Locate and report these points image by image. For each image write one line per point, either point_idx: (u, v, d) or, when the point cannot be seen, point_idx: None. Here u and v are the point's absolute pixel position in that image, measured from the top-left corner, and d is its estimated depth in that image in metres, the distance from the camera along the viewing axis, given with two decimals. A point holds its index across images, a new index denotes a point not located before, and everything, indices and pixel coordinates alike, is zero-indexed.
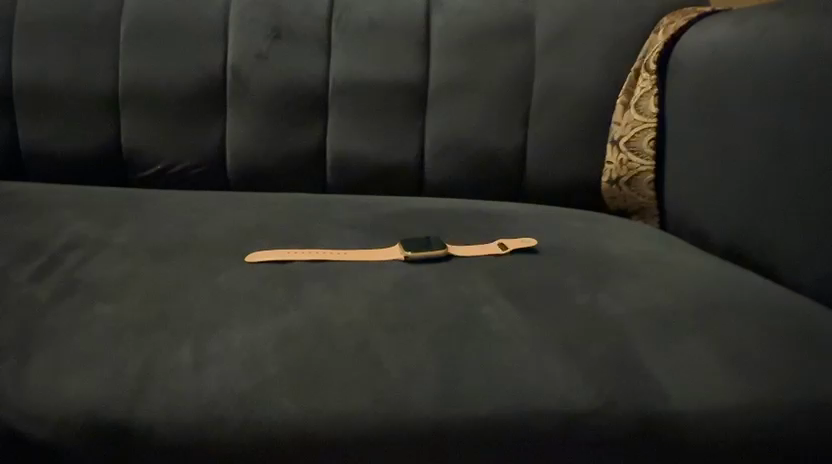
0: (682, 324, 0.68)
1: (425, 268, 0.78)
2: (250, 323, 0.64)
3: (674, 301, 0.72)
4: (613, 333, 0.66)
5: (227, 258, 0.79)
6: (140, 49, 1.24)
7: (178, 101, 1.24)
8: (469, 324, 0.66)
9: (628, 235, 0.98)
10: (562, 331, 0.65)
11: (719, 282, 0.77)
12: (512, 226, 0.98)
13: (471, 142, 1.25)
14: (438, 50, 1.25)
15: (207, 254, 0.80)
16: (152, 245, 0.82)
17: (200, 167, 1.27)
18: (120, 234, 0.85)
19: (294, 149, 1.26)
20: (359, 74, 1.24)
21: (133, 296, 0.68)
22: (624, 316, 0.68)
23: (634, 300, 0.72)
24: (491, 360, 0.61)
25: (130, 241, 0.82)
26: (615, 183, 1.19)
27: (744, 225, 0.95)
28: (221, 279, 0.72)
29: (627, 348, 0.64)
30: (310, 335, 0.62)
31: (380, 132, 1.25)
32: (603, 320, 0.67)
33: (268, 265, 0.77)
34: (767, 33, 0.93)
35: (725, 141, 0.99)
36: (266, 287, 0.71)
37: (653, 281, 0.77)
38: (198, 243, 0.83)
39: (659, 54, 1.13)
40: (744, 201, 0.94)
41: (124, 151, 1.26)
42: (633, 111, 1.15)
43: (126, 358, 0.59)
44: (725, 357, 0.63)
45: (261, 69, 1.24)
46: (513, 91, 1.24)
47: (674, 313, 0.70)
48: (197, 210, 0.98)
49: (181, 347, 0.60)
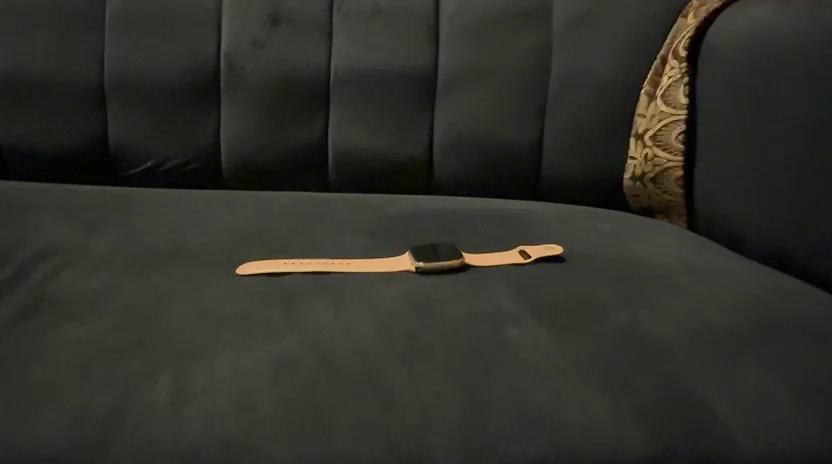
0: (731, 350, 0.60)
1: (439, 282, 0.70)
2: (241, 348, 0.56)
3: (721, 324, 0.64)
4: (653, 363, 0.58)
5: (215, 268, 0.71)
6: (128, 37, 1.15)
7: (169, 94, 1.16)
8: (491, 353, 0.58)
9: (659, 238, 0.89)
10: (600, 358, 0.58)
11: (767, 296, 0.69)
12: (533, 232, 0.88)
13: (484, 137, 1.15)
14: (447, 38, 1.16)
15: (196, 264, 0.71)
16: (134, 253, 0.73)
17: (193, 165, 1.18)
18: (101, 240, 0.77)
19: (292, 144, 1.17)
20: (364, 64, 1.15)
21: (110, 316, 0.60)
22: (667, 342, 0.61)
23: (675, 322, 0.64)
24: (521, 394, 0.54)
25: (111, 249, 0.74)
26: (639, 180, 1.09)
27: (789, 228, 0.86)
28: (208, 295, 0.64)
29: (672, 378, 0.57)
30: (308, 364, 0.54)
31: (385, 127, 1.16)
32: (644, 344, 0.60)
33: (263, 278, 0.69)
34: (817, 18, 0.84)
35: (764, 137, 0.90)
36: (260, 304, 0.62)
37: (696, 297, 0.69)
38: (186, 252, 0.75)
39: (689, 40, 1.03)
40: (789, 204, 0.86)
41: (112, 148, 1.18)
42: (660, 102, 1.05)
43: (99, 393, 0.51)
44: (781, 391, 0.56)
45: (257, 59, 1.15)
46: (530, 81, 1.15)
47: (722, 333, 0.62)
48: (186, 212, 0.89)
49: (158, 380, 0.53)
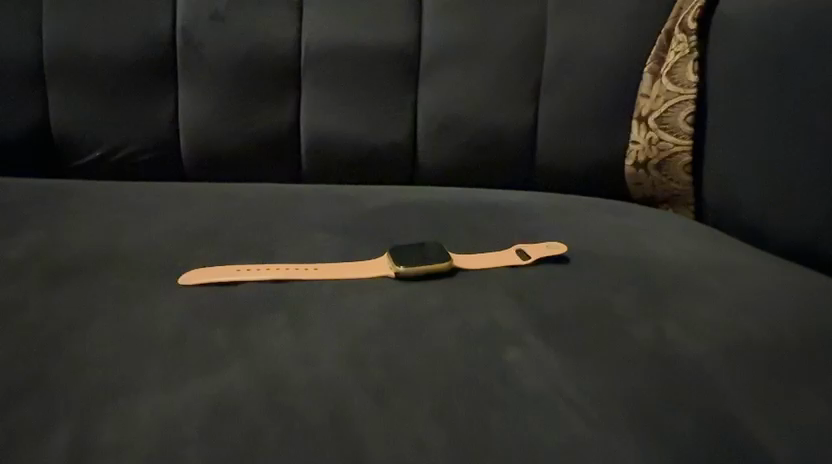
0: (751, 379, 0.53)
1: (419, 299, 0.61)
2: (189, 393, 0.48)
3: (742, 345, 0.56)
4: (661, 391, 0.51)
5: (155, 283, 0.61)
6: (66, 9, 1.00)
7: (117, 74, 1.02)
8: (481, 391, 0.50)
9: (669, 231, 0.80)
10: (602, 391, 0.51)
11: (790, 306, 0.62)
12: (528, 228, 0.78)
13: (473, 121, 1.04)
14: (432, 8, 1.03)
15: (137, 281, 0.61)
16: (63, 267, 0.63)
17: (149, 154, 1.05)
18: (23, 251, 0.66)
19: (259, 131, 1.04)
20: (339, 40, 1.02)
21: (31, 359, 0.51)
22: (679, 367, 0.54)
23: (690, 348, 0.56)
24: (512, 436, 0.47)
25: (34, 265, 0.63)
26: (642, 166, 0.99)
27: (808, 222, 0.78)
28: (141, 320, 0.56)
29: (684, 410, 0.50)
30: (265, 416, 0.47)
31: (364, 111, 1.04)
32: (656, 372, 0.53)
33: (218, 295, 0.60)
34: None
35: (782, 121, 0.81)
36: (216, 333, 0.54)
37: (711, 311, 0.61)
38: (125, 263, 0.64)
39: (699, 9, 0.91)
40: (807, 196, 0.78)
41: (55, 135, 1.04)
42: (666, 80, 0.94)
43: (8, 461, 0.43)
44: (812, 429, 0.50)
45: (218, 34, 1.02)
46: (522, 58, 1.03)
47: (738, 353, 0.56)
48: (127, 210, 0.77)
49: (64, 432, 0.45)
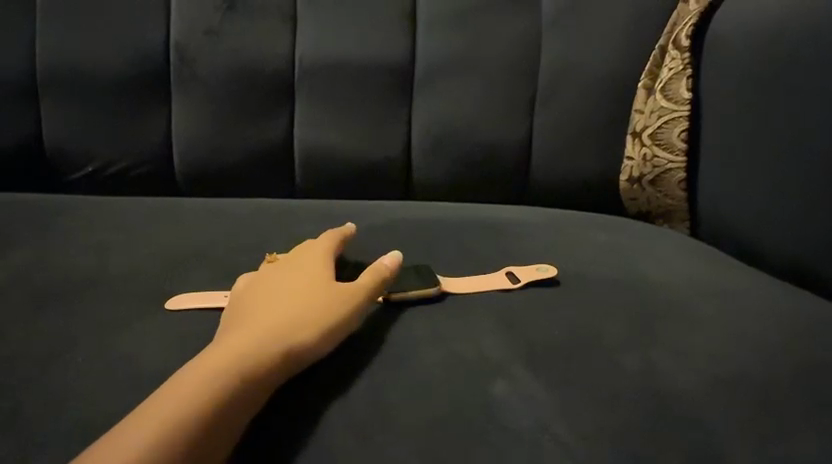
0: (734, 408, 0.53)
1: (408, 329, 0.62)
2: None
3: (726, 373, 0.57)
4: (644, 422, 0.52)
5: (146, 312, 0.63)
6: (60, 24, 1.00)
7: (110, 89, 1.02)
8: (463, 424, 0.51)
9: (662, 250, 0.79)
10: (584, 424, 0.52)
11: (778, 331, 0.62)
12: (521, 248, 0.78)
13: (468, 136, 1.04)
14: (427, 24, 1.03)
15: (130, 309, 0.63)
16: (54, 294, 0.65)
17: (141, 169, 1.05)
18: (16, 277, 0.67)
19: (253, 146, 1.04)
20: (334, 55, 1.02)
21: (23, 392, 0.53)
22: (663, 396, 0.54)
23: (676, 376, 0.56)
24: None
25: (26, 292, 0.65)
26: (636, 182, 0.98)
27: (797, 241, 0.78)
28: (129, 350, 0.58)
29: (664, 443, 0.50)
30: None
31: (358, 126, 1.04)
32: (639, 401, 0.54)
33: (212, 324, 0.61)
34: None
35: (775, 141, 0.80)
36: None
37: (699, 337, 0.61)
38: (118, 291, 0.66)
39: (693, 27, 0.91)
40: (794, 217, 0.78)
41: (48, 150, 1.04)
42: (660, 96, 0.94)
43: None
44: (794, 462, 0.50)
45: (212, 49, 1.01)
46: (517, 73, 1.03)
47: (723, 381, 0.56)
48: (119, 231, 0.77)
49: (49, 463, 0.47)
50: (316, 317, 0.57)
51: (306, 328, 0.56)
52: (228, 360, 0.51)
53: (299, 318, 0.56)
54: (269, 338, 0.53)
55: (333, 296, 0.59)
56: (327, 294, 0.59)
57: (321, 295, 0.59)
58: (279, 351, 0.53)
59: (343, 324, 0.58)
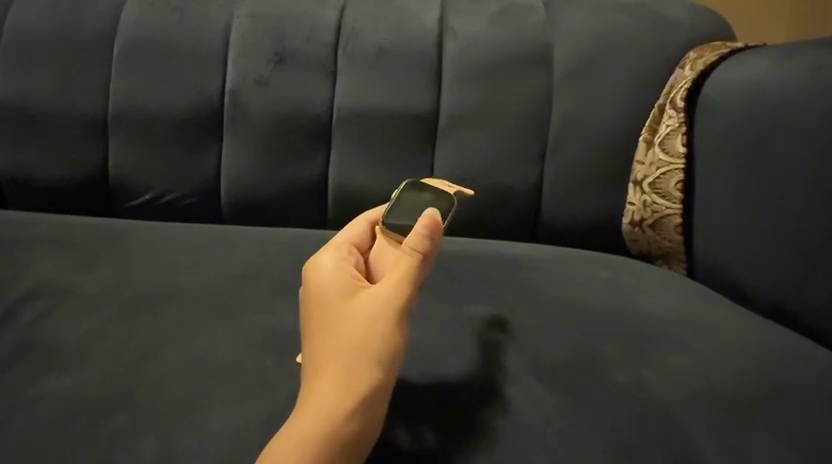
0: (705, 419, 0.63)
1: (430, 343, 0.73)
2: (244, 410, 0.62)
3: (702, 389, 0.67)
4: (626, 426, 0.62)
5: (212, 323, 0.75)
6: (132, 71, 1.16)
7: (171, 128, 1.16)
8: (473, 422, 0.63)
9: (658, 286, 0.89)
10: (576, 427, 0.62)
11: (751, 358, 0.72)
12: (533, 279, 0.88)
13: (485, 177, 1.16)
14: (449, 79, 1.17)
15: (198, 319, 0.75)
16: (135, 304, 0.77)
17: (193, 198, 1.18)
18: (102, 289, 0.80)
19: (292, 180, 1.17)
20: (367, 103, 1.16)
21: (118, 383, 0.65)
22: (644, 406, 0.64)
23: (660, 391, 0.66)
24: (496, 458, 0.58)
25: (112, 302, 0.78)
26: (638, 225, 1.09)
27: (768, 282, 0.89)
28: (203, 352, 0.70)
29: (642, 444, 0.60)
30: None
31: (387, 166, 1.17)
32: (624, 410, 0.64)
33: (266, 332, 0.73)
34: (800, 85, 0.87)
35: (751, 196, 0.92)
36: (269, 366, 0.68)
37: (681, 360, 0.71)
38: (188, 303, 0.78)
39: (686, 91, 1.04)
40: (766, 262, 0.89)
41: (112, 178, 1.18)
42: (658, 150, 1.05)
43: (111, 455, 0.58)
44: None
45: (261, 95, 1.16)
46: (529, 124, 1.16)
47: (696, 396, 0.66)
48: (182, 251, 0.90)
49: (146, 437, 0.59)
50: (378, 346, 0.59)
51: (372, 358, 0.58)
52: (320, 424, 0.54)
53: (358, 354, 0.58)
54: (345, 386, 0.56)
55: (381, 311, 0.61)
56: (374, 309, 0.61)
57: (365, 331, 0.59)
58: (360, 393, 0.56)
59: (400, 339, 0.61)
